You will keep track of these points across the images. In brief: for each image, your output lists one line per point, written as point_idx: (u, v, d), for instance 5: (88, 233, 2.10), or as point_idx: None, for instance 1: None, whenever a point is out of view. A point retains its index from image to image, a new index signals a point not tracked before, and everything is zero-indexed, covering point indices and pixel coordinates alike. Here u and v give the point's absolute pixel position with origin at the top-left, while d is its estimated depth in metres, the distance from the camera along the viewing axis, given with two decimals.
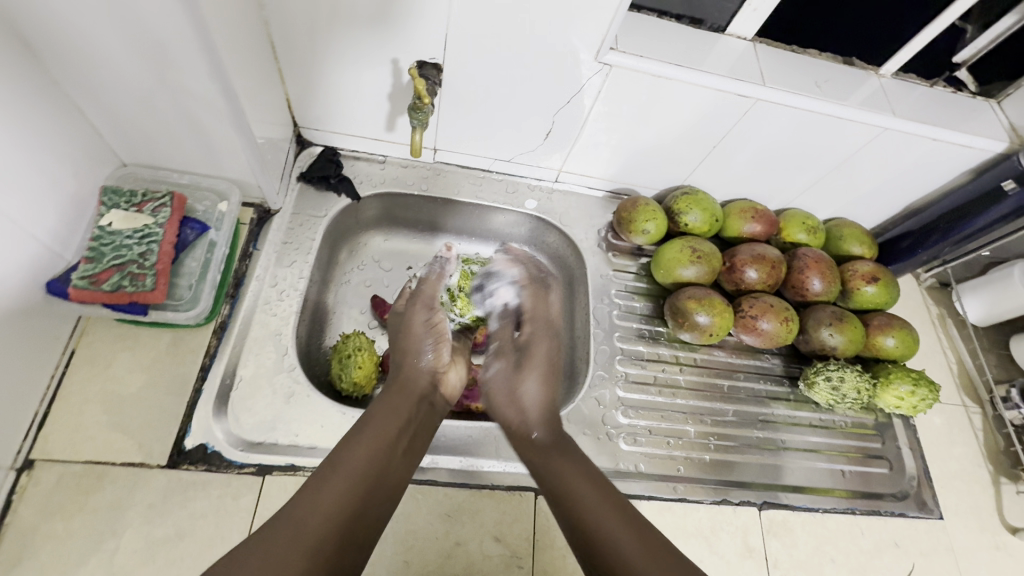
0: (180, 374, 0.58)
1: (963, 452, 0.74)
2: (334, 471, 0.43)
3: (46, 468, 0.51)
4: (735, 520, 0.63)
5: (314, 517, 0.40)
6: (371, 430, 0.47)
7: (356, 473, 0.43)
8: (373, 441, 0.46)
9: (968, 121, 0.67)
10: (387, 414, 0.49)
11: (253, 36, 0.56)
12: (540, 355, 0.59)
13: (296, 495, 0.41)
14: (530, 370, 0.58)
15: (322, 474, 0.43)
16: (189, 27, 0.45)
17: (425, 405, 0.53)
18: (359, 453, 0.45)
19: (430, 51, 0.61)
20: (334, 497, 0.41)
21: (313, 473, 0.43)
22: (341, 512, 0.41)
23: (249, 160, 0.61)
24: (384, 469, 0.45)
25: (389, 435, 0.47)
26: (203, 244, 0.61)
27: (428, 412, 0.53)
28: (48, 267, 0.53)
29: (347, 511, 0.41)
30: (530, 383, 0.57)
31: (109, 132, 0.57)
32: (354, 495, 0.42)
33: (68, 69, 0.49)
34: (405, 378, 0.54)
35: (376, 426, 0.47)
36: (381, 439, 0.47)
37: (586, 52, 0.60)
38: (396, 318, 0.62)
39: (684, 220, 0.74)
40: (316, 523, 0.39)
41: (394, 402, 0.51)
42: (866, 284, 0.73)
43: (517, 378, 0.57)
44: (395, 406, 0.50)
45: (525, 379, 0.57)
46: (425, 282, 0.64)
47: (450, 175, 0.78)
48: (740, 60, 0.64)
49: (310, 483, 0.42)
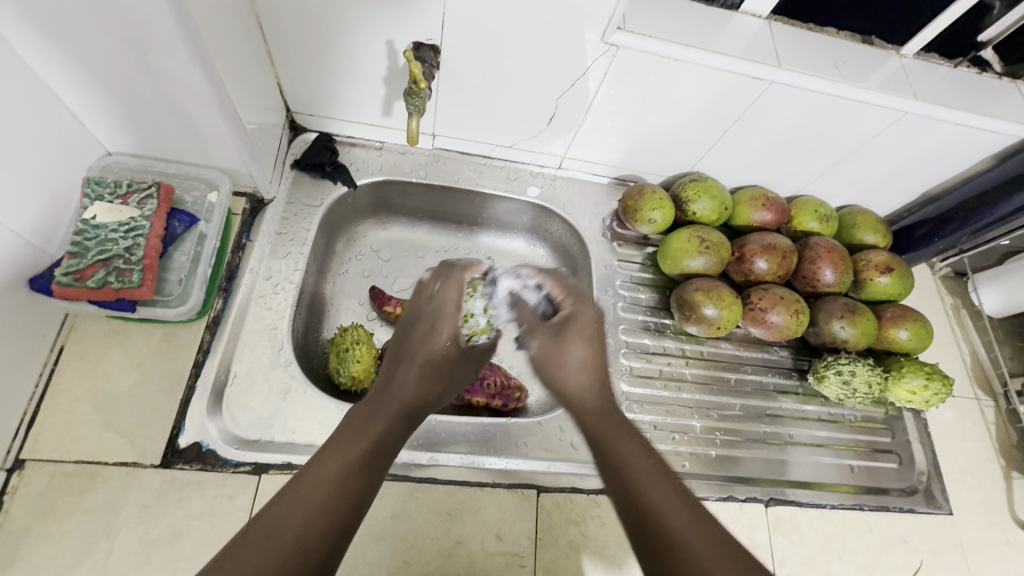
0: (173, 371, 0.56)
1: (974, 446, 0.73)
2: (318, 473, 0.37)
3: (37, 468, 0.50)
4: (741, 517, 0.62)
5: (290, 529, 0.34)
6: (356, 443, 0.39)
7: (330, 486, 0.36)
8: (349, 458, 0.38)
9: (993, 104, 0.64)
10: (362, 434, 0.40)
11: (240, 17, 0.53)
12: (585, 320, 0.50)
13: (281, 493, 0.36)
14: (575, 326, 0.50)
15: (296, 488, 0.36)
16: (167, 9, 0.42)
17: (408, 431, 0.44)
18: (331, 474, 0.37)
19: (428, 32, 0.58)
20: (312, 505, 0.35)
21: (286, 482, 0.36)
22: (329, 517, 0.35)
23: (238, 148, 0.58)
24: (362, 491, 0.37)
25: (374, 454, 0.39)
26: (193, 237, 0.59)
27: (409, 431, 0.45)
28: (31, 264, 0.51)
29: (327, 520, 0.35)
30: (573, 355, 0.48)
31: (91, 120, 0.54)
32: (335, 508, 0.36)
33: (44, 53, 0.46)
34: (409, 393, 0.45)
35: (353, 444, 0.39)
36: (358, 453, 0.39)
37: (593, 30, 0.57)
38: (439, 349, 0.49)
39: (693, 209, 0.71)
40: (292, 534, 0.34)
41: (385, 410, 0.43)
42: (880, 275, 0.71)
43: (558, 351, 0.48)
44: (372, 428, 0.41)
45: (568, 347, 0.48)
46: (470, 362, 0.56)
47: (449, 162, 0.76)
48: (754, 40, 0.61)
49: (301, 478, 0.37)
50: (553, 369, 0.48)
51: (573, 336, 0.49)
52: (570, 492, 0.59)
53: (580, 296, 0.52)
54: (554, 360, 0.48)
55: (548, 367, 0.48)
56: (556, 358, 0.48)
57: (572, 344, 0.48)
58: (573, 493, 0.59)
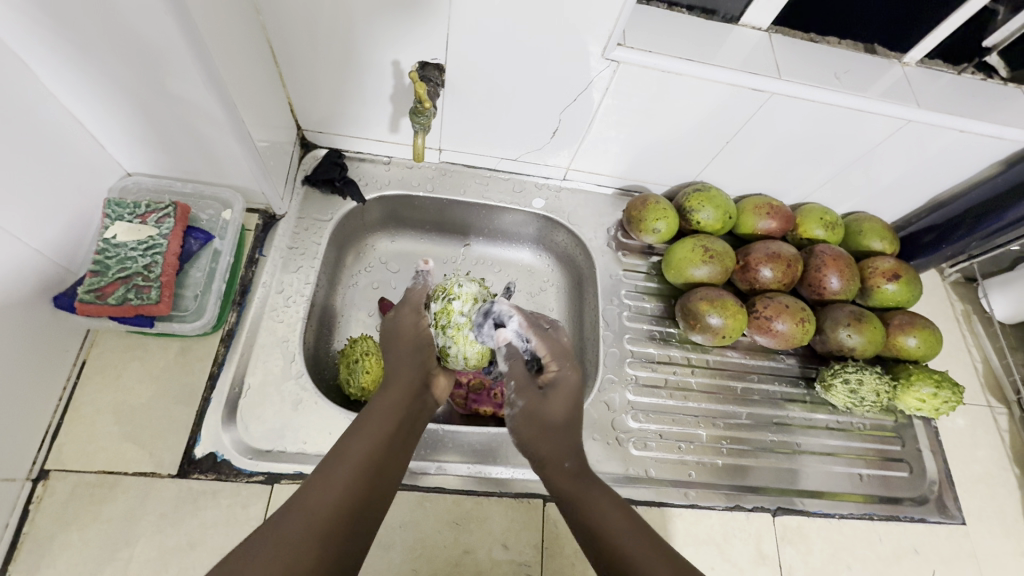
0: (189, 383, 0.58)
1: (987, 455, 0.72)
2: (341, 456, 0.41)
3: (61, 479, 0.52)
4: (748, 527, 0.62)
5: (330, 497, 0.38)
6: (371, 422, 0.44)
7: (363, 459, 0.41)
8: (379, 429, 0.44)
9: (1000, 110, 0.64)
10: (390, 407, 0.47)
11: (251, 41, 0.55)
12: (566, 386, 0.53)
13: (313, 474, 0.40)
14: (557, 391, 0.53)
15: (332, 462, 0.40)
16: (179, 36, 0.44)
17: (424, 402, 0.51)
18: (366, 443, 0.42)
19: (432, 51, 0.59)
20: (347, 477, 0.39)
21: (326, 453, 0.41)
22: (349, 499, 0.38)
23: (251, 167, 0.61)
24: (387, 462, 0.42)
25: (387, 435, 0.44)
26: (208, 253, 0.61)
27: (429, 409, 0.52)
28: (54, 282, 0.54)
29: (362, 488, 0.40)
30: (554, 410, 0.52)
31: (111, 143, 0.57)
32: (362, 481, 0.40)
33: (65, 80, 0.49)
34: (412, 359, 0.54)
35: (378, 419, 0.45)
36: (386, 425, 0.45)
37: (594, 45, 0.58)
38: (408, 328, 0.57)
39: (697, 218, 0.72)
40: (331, 501, 0.38)
41: (403, 384, 0.50)
42: (887, 282, 0.71)
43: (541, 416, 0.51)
44: (396, 403, 0.47)
45: (552, 406, 0.52)
46: (412, 291, 0.62)
47: (455, 175, 0.77)
48: (754, 52, 0.62)
49: (326, 463, 0.40)
50: (535, 428, 0.51)
51: (558, 398, 0.52)
52: None
53: (565, 357, 0.55)
54: (535, 425, 0.51)
55: (531, 428, 0.51)
56: (537, 418, 0.51)
57: (559, 409, 0.52)
58: None
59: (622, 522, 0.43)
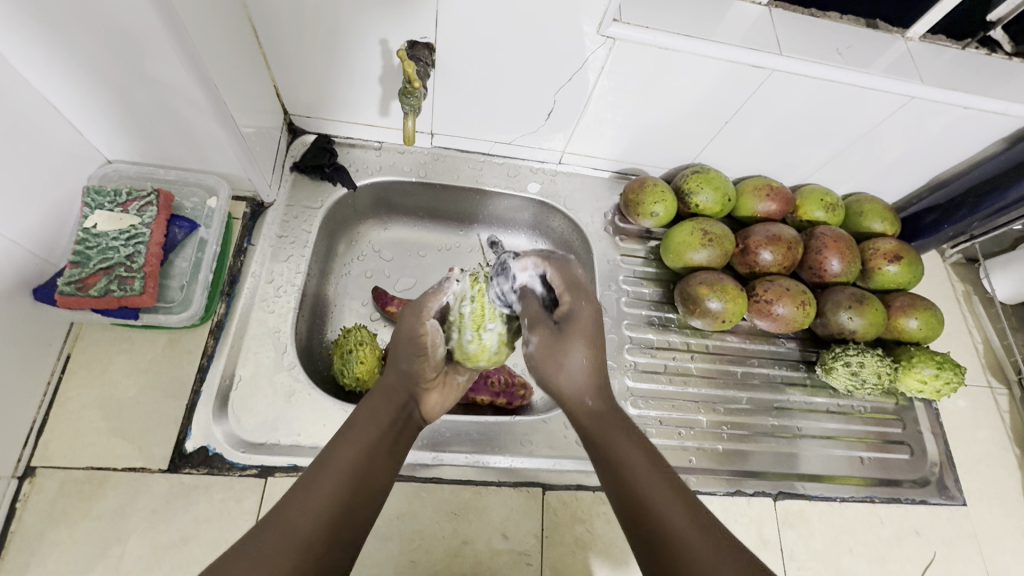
0: (178, 376, 0.57)
1: (988, 436, 0.72)
2: (322, 469, 0.40)
3: (48, 476, 0.51)
4: (750, 511, 0.62)
5: (307, 512, 0.37)
6: (354, 432, 0.43)
7: (346, 471, 0.40)
8: (360, 442, 0.42)
9: (1005, 86, 0.62)
10: (373, 415, 0.45)
11: (233, 23, 0.53)
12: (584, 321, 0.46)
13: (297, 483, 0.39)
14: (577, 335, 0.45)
15: (313, 472, 0.40)
16: (156, 17, 0.42)
17: (410, 415, 0.49)
18: (346, 457, 0.41)
19: (422, 30, 0.57)
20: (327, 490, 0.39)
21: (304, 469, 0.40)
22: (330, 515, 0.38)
23: (236, 154, 0.59)
24: (370, 474, 0.41)
25: (372, 446, 0.43)
26: (193, 243, 0.59)
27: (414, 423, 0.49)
28: (34, 275, 0.52)
29: (341, 499, 0.39)
30: (573, 358, 0.45)
31: (90, 130, 0.55)
32: (343, 497, 0.39)
33: (36, 66, 0.46)
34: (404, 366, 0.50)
35: (361, 427, 0.44)
36: (369, 435, 0.43)
37: (589, 22, 0.56)
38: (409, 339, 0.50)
39: (695, 200, 0.70)
40: (308, 519, 0.37)
41: (390, 392, 0.48)
42: (888, 263, 0.70)
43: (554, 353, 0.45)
44: (382, 410, 0.46)
45: (569, 349, 0.45)
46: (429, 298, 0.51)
47: (449, 160, 0.76)
48: (754, 27, 0.60)
49: (305, 476, 0.39)
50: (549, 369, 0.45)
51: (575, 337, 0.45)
52: (576, 490, 0.59)
53: (580, 291, 0.47)
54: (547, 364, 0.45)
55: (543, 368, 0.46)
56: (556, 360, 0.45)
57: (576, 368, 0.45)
58: (579, 490, 0.59)
59: (650, 471, 0.40)
